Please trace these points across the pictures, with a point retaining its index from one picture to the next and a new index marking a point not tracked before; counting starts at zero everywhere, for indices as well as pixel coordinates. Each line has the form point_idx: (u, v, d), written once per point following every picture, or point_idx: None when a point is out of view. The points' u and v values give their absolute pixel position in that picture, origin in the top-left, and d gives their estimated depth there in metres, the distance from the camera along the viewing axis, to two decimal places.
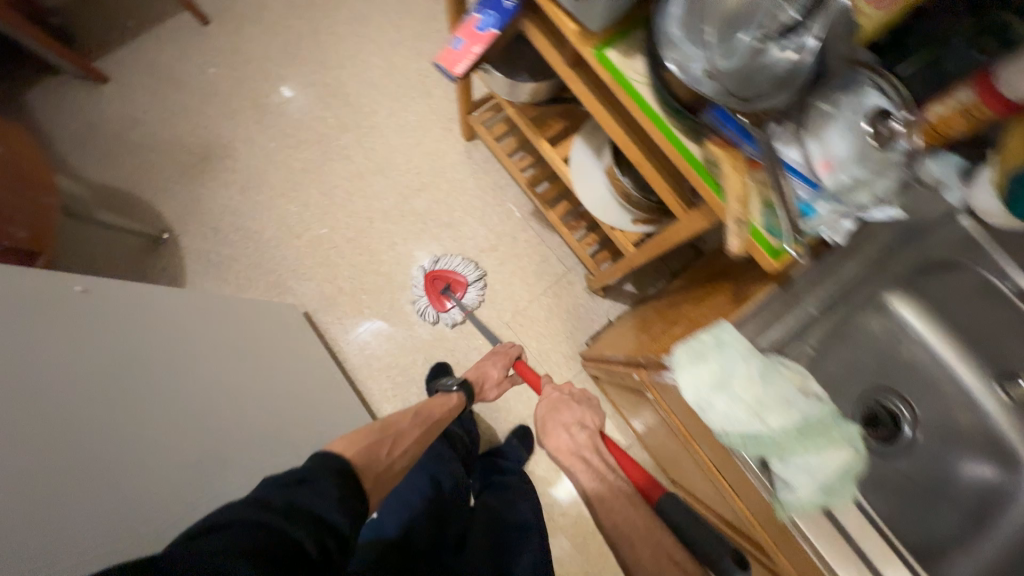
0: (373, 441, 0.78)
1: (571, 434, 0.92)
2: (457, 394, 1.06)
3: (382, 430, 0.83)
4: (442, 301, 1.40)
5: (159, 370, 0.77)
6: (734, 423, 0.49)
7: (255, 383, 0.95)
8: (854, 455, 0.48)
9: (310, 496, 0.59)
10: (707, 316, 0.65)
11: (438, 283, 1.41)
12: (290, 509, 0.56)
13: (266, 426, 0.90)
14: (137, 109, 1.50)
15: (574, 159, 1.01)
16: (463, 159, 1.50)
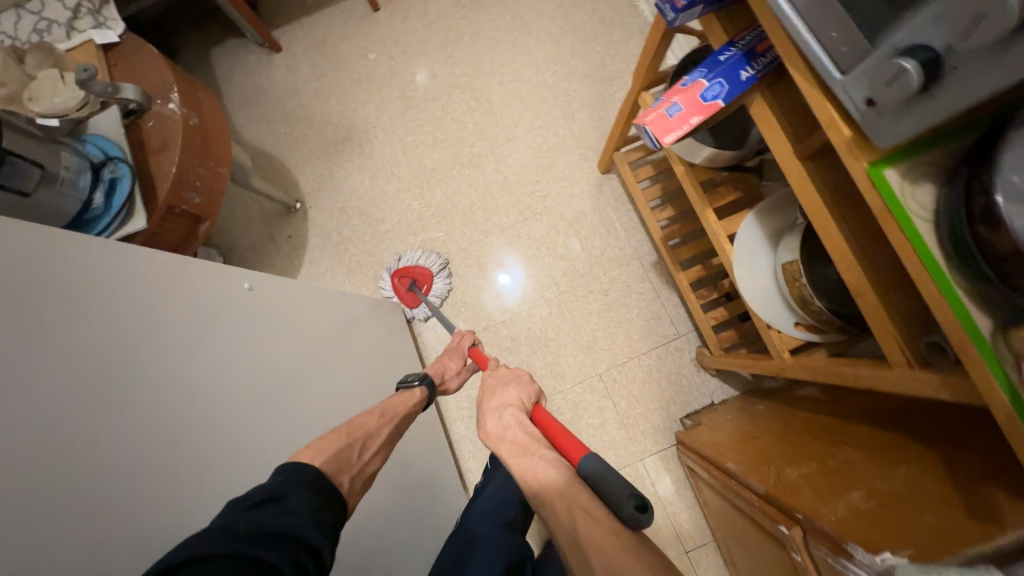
0: (342, 446, 0.71)
1: (502, 418, 0.79)
2: (418, 389, 0.92)
3: (348, 432, 0.74)
4: (409, 298, 1.37)
5: (295, 388, 0.80)
6: None
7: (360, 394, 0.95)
8: None
9: (273, 514, 0.55)
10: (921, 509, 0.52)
11: (405, 278, 1.37)
12: (259, 535, 0.52)
13: None
14: (298, 81, 1.59)
15: (742, 238, 0.90)
16: (593, 191, 1.42)
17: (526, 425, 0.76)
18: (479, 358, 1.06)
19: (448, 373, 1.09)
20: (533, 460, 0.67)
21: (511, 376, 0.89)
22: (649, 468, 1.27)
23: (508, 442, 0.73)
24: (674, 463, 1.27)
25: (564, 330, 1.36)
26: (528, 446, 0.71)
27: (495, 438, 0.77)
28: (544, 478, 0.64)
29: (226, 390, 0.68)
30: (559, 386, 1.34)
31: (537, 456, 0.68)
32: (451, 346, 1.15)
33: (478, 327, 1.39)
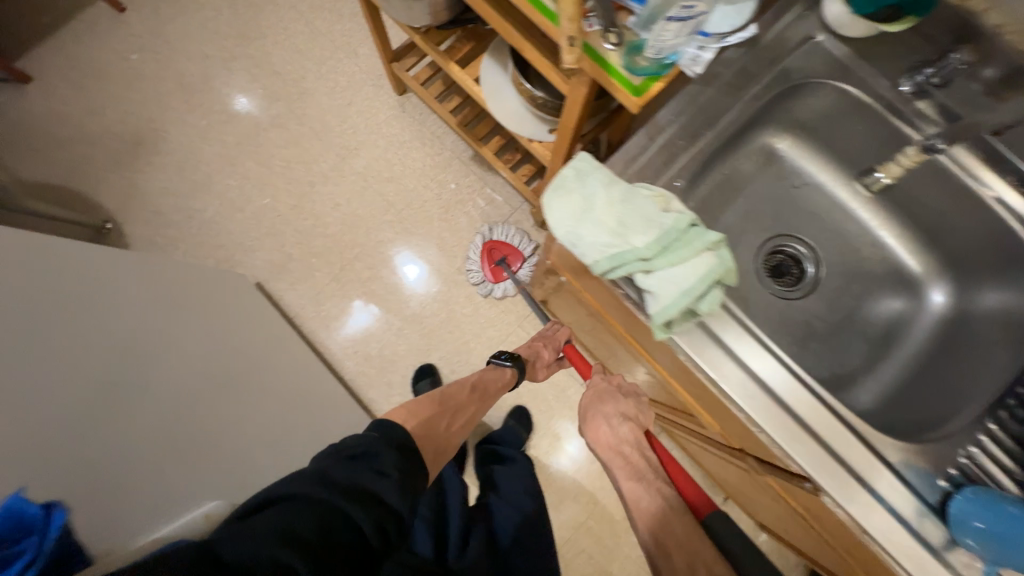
0: (430, 415, 0.78)
1: (612, 425, 0.77)
2: (509, 369, 1.01)
3: (441, 402, 0.82)
4: (500, 272, 1.37)
5: (58, 329, 0.71)
6: (600, 248, 0.50)
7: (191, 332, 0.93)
8: (717, 260, 0.49)
9: (362, 472, 0.57)
10: None
11: (495, 253, 1.37)
12: (348, 486, 0.55)
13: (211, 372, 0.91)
14: (65, 104, 1.49)
15: (485, 77, 1.01)
16: (397, 113, 1.49)
17: (644, 446, 0.75)
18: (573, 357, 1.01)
19: (540, 363, 1.08)
20: (650, 492, 0.68)
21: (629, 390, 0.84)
22: (528, 329, 1.40)
23: (623, 458, 0.73)
24: None
25: (417, 244, 1.44)
26: (640, 471, 0.71)
27: (608, 448, 0.76)
28: (659, 516, 0.65)
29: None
30: (429, 293, 1.42)
31: (649, 484, 0.69)
32: (546, 333, 1.12)
33: (337, 271, 1.43)
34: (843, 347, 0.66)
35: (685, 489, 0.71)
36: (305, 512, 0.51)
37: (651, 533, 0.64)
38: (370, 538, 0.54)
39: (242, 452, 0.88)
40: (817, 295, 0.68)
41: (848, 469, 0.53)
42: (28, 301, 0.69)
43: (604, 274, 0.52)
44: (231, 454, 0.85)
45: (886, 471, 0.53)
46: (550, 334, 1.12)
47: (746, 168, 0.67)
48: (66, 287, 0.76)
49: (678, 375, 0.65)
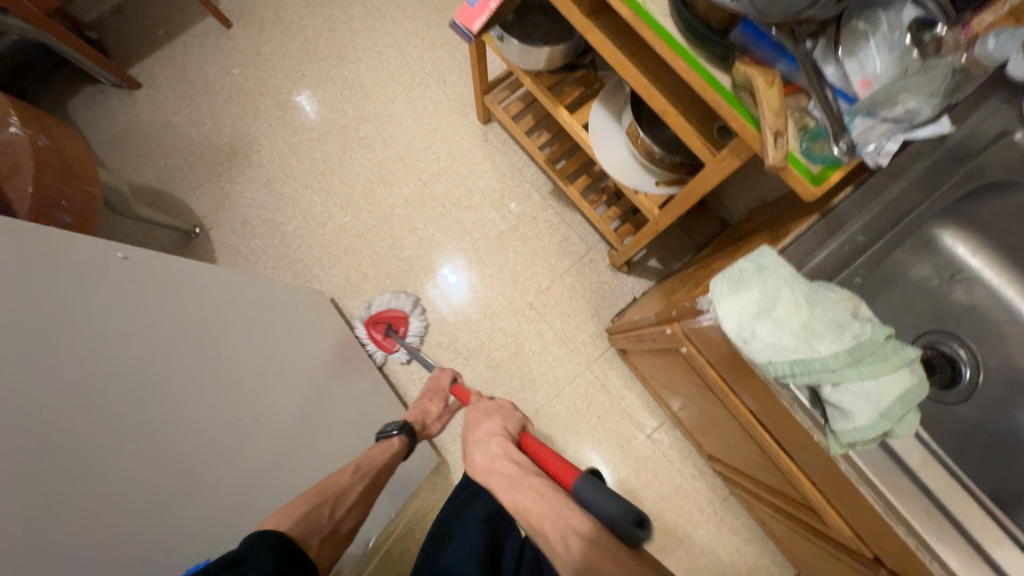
0: (312, 506, 0.74)
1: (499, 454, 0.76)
2: (396, 438, 0.97)
3: (319, 491, 0.77)
4: (388, 342, 1.37)
5: (192, 357, 0.75)
6: (781, 351, 0.47)
7: (283, 349, 0.96)
8: (915, 380, 0.45)
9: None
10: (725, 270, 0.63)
11: (381, 324, 1.37)
12: None
13: (300, 396, 0.94)
14: (168, 112, 1.57)
15: (594, 124, 1.00)
16: (480, 142, 1.50)
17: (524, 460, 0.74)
18: (460, 395, 1.11)
19: (428, 419, 1.09)
20: (520, 488, 0.68)
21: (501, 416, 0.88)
22: (596, 371, 1.36)
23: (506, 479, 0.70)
24: (616, 360, 1.37)
25: (488, 274, 1.43)
26: (516, 475, 0.72)
27: (492, 475, 0.73)
28: (536, 507, 0.65)
29: (142, 368, 0.66)
30: (497, 325, 1.41)
31: (523, 485, 0.69)
32: (430, 388, 1.15)
33: (408, 295, 1.43)
34: (1007, 468, 0.60)
35: (559, 471, 0.75)
36: None
37: (532, 530, 0.64)
38: None
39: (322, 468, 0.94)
40: (974, 403, 0.63)
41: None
42: (173, 331, 0.73)
43: (777, 377, 0.49)
44: (309, 476, 0.90)
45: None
46: (432, 387, 1.16)
47: (906, 259, 0.63)
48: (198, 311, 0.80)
49: (819, 476, 0.61)
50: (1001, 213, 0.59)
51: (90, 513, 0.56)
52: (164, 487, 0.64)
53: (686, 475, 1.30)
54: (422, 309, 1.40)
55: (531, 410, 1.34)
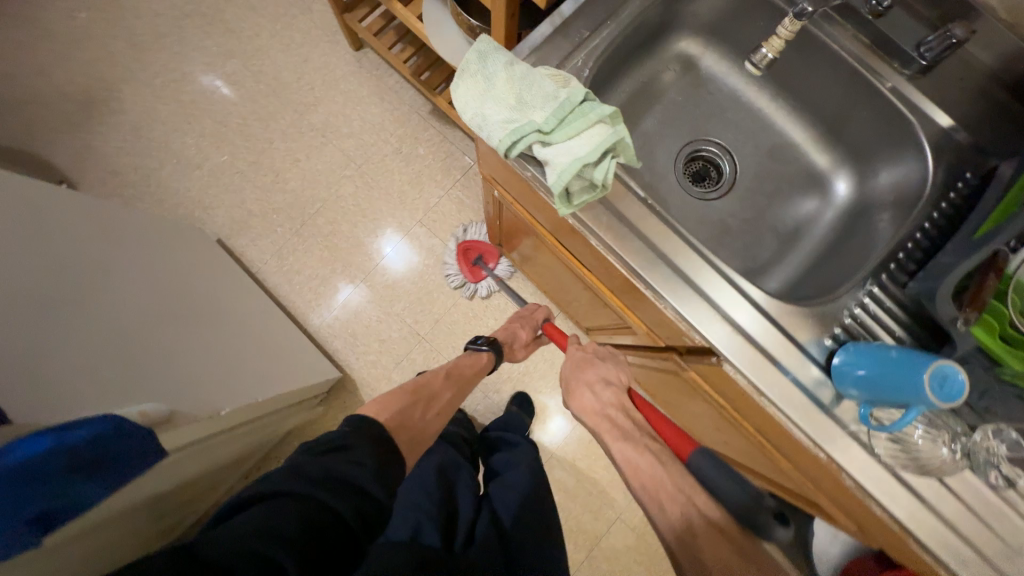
0: (407, 403, 0.74)
1: (595, 392, 0.74)
2: (485, 353, 1.01)
3: (414, 391, 0.78)
4: (476, 272, 1.39)
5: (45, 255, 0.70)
6: (503, 125, 0.52)
7: (145, 257, 0.92)
8: (609, 129, 0.51)
9: (338, 462, 0.52)
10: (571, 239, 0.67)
11: (471, 252, 1.38)
12: (324, 477, 0.50)
13: (179, 296, 0.92)
14: (12, 64, 1.47)
15: (427, 13, 1.02)
16: (354, 69, 1.49)
17: (629, 408, 0.70)
18: (552, 330, 1.05)
19: (516, 342, 1.12)
20: (634, 445, 0.62)
21: (606, 354, 0.84)
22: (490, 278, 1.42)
23: (609, 422, 0.68)
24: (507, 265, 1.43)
25: (376, 198, 1.45)
26: (627, 429, 0.65)
27: (593, 414, 0.72)
28: (644, 467, 0.59)
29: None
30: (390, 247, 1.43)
31: (637, 442, 0.62)
32: (523, 316, 1.17)
33: (297, 226, 1.43)
34: (757, 243, 0.69)
35: (671, 439, 0.63)
36: (275, 511, 0.46)
37: (641, 491, 0.57)
38: (347, 521, 0.48)
39: (239, 353, 0.96)
40: (732, 197, 0.71)
41: (754, 342, 0.55)
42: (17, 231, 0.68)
43: (509, 153, 0.54)
44: (229, 359, 0.92)
45: (788, 343, 0.56)
46: (526, 316, 1.17)
47: (655, 73, 0.71)
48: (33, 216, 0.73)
49: (600, 272, 0.69)
50: (713, 16, 0.66)
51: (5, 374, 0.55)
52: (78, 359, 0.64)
53: None
54: None
55: (431, 322, 1.40)
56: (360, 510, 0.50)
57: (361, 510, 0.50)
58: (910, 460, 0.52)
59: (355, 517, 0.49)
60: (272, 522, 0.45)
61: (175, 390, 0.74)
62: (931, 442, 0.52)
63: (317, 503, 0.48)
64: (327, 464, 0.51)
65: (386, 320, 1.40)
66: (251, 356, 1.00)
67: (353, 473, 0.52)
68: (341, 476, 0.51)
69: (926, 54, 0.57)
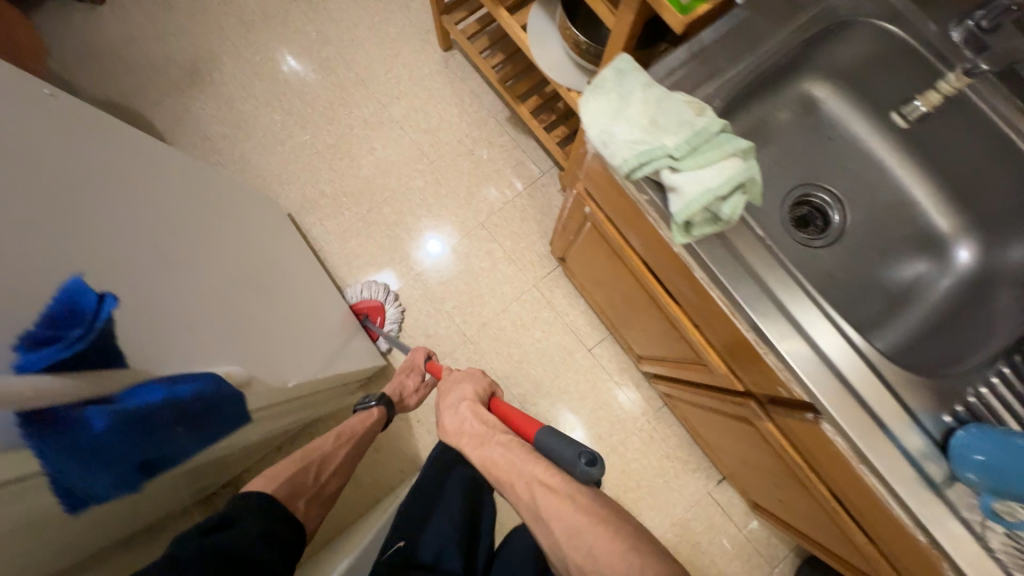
0: (296, 470, 0.77)
1: (457, 410, 0.74)
2: (374, 408, 0.98)
3: (301, 455, 0.81)
4: (368, 333, 1.36)
5: (210, 232, 0.83)
6: (631, 145, 0.52)
7: (260, 241, 1.05)
8: (743, 164, 0.50)
9: (221, 539, 0.61)
10: (664, 265, 0.66)
11: (359, 314, 1.37)
12: (209, 552, 0.58)
13: (284, 280, 1.05)
14: (132, 28, 1.58)
15: (532, 24, 1.03)
16: (441, 68, 1.53)
17: (484, 414, 0.72)
18: (433, 369, 1.07)
19: (406, 392, 1.09)
20: (492, 446, 0.65)
21: (464, 373, 0.84)
22: (543, 290, 1.42)
23: (467, 435, 0.69)
24: (562, 279, 1.42)
25: (442, 195, 1.48)
26: (485, 435, 0.68)
27: (453, 432, 0.72)
28: (504, 467, 0.62)
29: (188, 233, 0.76)
30: (449, 245, 1.45)
31: (495, 444, 0.65)
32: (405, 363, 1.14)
33: (363, 212, 1.47)
34: (863, 300, 0.66)
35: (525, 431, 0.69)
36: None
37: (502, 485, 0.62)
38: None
39: (323, 335, 1.08)
40: (839, 247, 0.68)
41: (864, 406, 0.52)
42: (195, 213, 0.81)
43: (631, 174, 0.53)
44: (317, 342, 1.04)
45: (904, 414, 0.52)
46: (408, 363, 1.14)
47: (778, 112, 0.68)
48: (201, 198, 0.87)
49: (688, 303, 0.68)
50: (850, 60, 0.64)
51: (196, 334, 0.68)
52: (234, 327, 0.77)
53: (622, 389, 1.37)
54: (397, 298, 1.41)
55: (478, 324, 1.40)
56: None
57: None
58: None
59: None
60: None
61: (276, 357, 0.85)
62: None
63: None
64: (208, 542, 0.60)
65: (435, 315, 1.41)
66: (331, 340, 1.12)
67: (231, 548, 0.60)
68: (224, 549, 0.59)
69: None
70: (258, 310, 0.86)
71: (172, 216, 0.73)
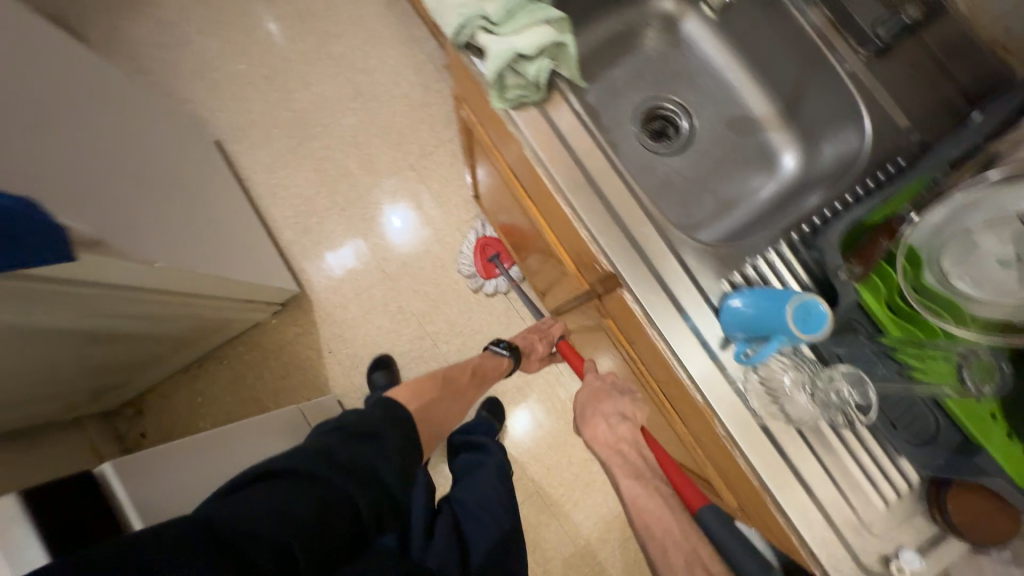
0: (437, 395, 0.86)
1: (610, 424, 0.75)
2: (506, 358, 1.11)
3: (446, 386, 0.90)
4: (490, 268, 1.37)
5: (105, 132, 0.88)
6: (455, 8, 0.54)
7: (172, 163, 1.10)
8: (554, 31, 0.53)
9: (364, 452, 0.57)
10: (512, 156, 0.69)
11: (488, 251, 1.36)
12: (350, 463, 0.54)
13: (193, 198, 1.10)
14: None
15: None
16: (383, 10, 1.54)
17: (643, 447, 0.72)
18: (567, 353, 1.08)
19: (534, 354, 1.16)
20: (646, 489, 0.65)
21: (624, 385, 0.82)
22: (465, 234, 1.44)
23: (623, 459, 0.70)
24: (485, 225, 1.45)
25: (374, 135, 1.49)
26: (640, 470, 0.68)
27: (607, 446, 0.73)
28: (653, 511, 0.63)
29: (72, 121, 0.80)
30: (377, 184, 1.46)
31: (648, 483, 0.66)
32: (539, 328, 1.19)
33: (293, 145, 1.47)
34: (696, 202, 0.70)
35: (679, 486, 0.68)
36: (294, 491, 0.49)
37: (641, 522, 0.63)
38: (360, 508, 0.52)
39: (235, 254, 1.13)
40: (683, 156, 0.72)
41: (651, 270, 0.56)
42: (87, 111, 0.87)
43: (460, 41, 0.56)
44: (228, 256, 1.09)
45: (686, 278, 0.56)
46: (544, 328, 1.19)
47: (631, 25, 0.73)
48: (99, 105, 0.92)
49: (536, 194, 0.69)
50: None
51: (83, 198, 0.72)
52: (128, 208, 0.81)
53: None
54: None
55: (399, 264, 1.42)
56: (383, 515, 0.54)
57: (380, 513, 0.54)
58: (777, 409, 0.51)
59: (373, 515, 0.53)
60: (303, 498, 0.49)
61: (178, 247, 0.91)
62: (797, 392, 0.50)
63: (340, 490, 0.51)
64: (354, 448, 0.56)
65: (358, 252, 1.42)
66: (245, 261, 1.17)
67: (381, 472, 0.56)
68: (352, 460, 0.55)
69: (881, 37, 0.59)
70: (154, 206, 0.91)
71: (57, 102, 0.79)
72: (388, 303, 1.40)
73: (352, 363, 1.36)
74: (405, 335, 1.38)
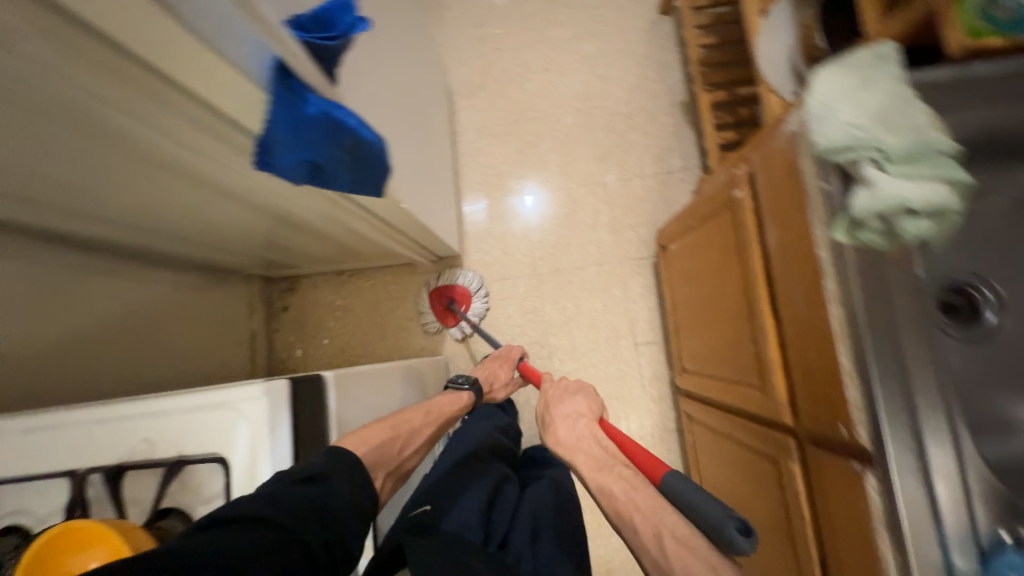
0: (387, 436, 0.67)
1: (570, 424, 0.74)
2: (465, 393, 0.93)
3: (393, 424, 0.70)
4: (450, 316, 1.41)
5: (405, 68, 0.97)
6: (853, 127, 0.51)
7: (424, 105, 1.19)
8: (954, 193, 0.48)
9: (309, 499, 0.51)
10: (788, 269, 0.66)
11: (443, 297, 1.42)
12: (293, 515, 0.49)
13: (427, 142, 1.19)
14: None
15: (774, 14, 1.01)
16: (646, 28, 1.54)
17: (602, 436, 0.70)
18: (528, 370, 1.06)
19: (496, 382, 1.13)
20: (610, 474, 0.60)
21: (578, 387, 0.84)
22: (624, 269, 1.42)
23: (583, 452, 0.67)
24: (647, 270, 1.42)
25: (583, 141, 1.50)
26: (604, 460, 0.64)
27: (568, 447, 0.70)
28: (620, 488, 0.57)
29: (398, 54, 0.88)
30: (564, 187, 1.48)
31: (614, 470, 0.61)
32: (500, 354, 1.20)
33: (508, 120, 1.53)
34: (976, 409, 0.61)
35: (644, 464, 0.63)
36: (233, 548, 0.44)
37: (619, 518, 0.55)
38: (311, 554, 0.49)
39: (435, 203, 1.21)
40: (977, 350, 0.63)
41: (926, 476, 0.50)
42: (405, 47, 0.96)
43: (825, 155, 0.53)
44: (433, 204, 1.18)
45: (962, 504, 0.50)
46: (503, 355, 1.21)
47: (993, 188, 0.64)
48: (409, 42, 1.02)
49: (790, 315, 0.66)
50: None
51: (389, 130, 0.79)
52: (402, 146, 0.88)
53: (646, 393, 1.36)
54: (487, 293, 1.42)
55: (551, 269, 1.44)
56: (332, 550, 0.51)
57: (330, 546, 0.51)
58: None
59: (324, 550, 0.51)
60: (249, 545, 0.45)
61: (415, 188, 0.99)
62: None
63: (292, 532, 0.48)
64: (298, 498, 0.50)
65: (520, 240, 1.46)
66: (438, 212, 1.25)
67: (334, 508, 0.53)
68: (301, 511, 0.49)
69: None
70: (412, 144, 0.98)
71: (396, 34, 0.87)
72: (525, 299, 1.43)
73: (472, 336, 1.42)
74: (528, 335, 1.41)
